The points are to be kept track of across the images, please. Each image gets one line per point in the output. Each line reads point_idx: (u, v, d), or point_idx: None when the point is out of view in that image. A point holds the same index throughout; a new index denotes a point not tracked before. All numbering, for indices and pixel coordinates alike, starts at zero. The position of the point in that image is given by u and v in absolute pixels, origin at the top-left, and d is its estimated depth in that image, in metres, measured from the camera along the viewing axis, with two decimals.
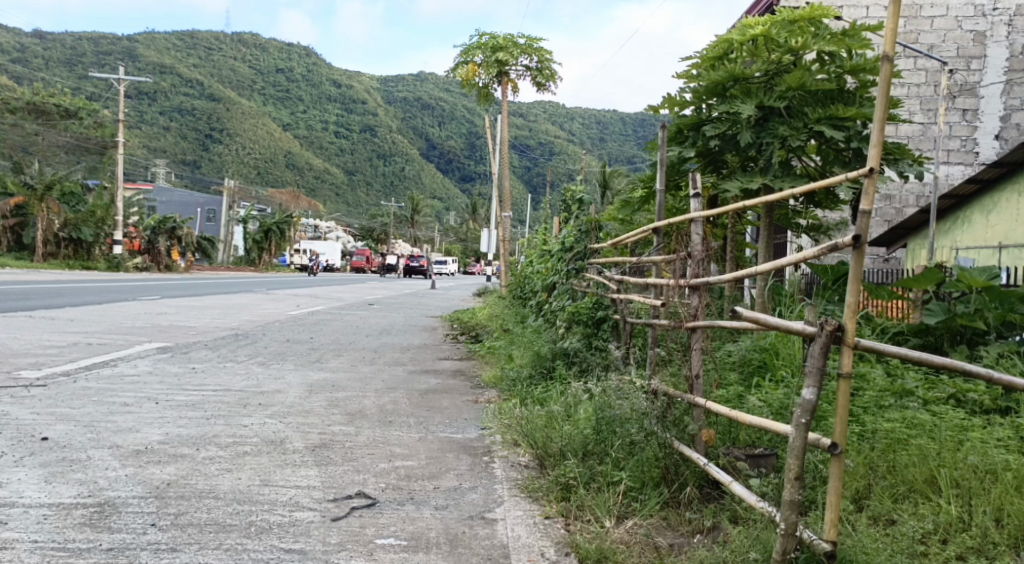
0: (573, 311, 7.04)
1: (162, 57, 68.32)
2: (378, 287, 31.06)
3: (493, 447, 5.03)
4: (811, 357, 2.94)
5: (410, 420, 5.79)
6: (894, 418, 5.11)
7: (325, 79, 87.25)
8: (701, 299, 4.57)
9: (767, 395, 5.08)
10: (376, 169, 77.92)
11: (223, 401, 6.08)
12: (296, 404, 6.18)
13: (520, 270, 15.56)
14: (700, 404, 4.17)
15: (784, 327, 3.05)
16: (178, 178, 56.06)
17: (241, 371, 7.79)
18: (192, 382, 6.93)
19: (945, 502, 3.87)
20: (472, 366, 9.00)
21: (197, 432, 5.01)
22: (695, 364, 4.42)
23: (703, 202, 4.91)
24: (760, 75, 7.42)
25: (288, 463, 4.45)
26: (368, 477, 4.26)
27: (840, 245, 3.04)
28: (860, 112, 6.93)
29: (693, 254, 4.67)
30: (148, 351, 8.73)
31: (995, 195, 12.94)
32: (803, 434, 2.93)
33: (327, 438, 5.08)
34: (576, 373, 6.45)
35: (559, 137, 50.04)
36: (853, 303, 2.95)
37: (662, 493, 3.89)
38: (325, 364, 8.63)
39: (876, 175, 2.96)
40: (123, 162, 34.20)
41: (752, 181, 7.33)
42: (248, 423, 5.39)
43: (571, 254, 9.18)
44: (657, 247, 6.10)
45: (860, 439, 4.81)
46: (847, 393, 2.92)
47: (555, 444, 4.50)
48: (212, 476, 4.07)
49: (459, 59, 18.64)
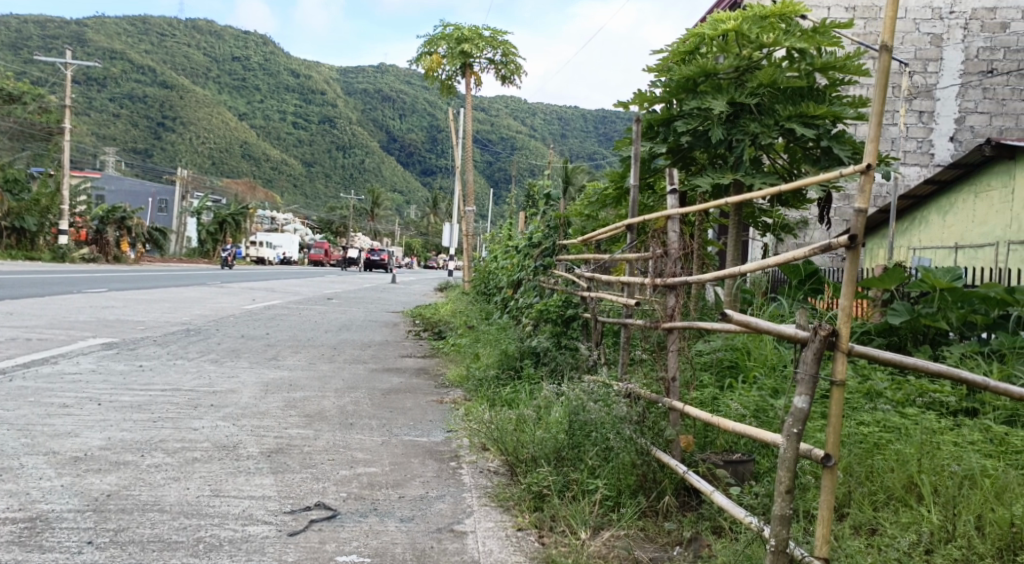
0: (541, 309, 6.89)
1: (113, 43, 66.63)
2: (338, 281, 30.53)
3: (460, 452, 4.82)
4: (803, 364, 2.73)
5: (372, 423, 5.54)
6: (868, 422, 4.96)
7: (283, 68, 85.98)
8: (677, 299, 4.40)
9: (743, 398, 4.93)
10: (335, 161, 76.94)
11: (172, 402, 5.77)
12: (250, 405, 5.90)
13: (483, 265, 15.33)
14: (677, 408, 3.99)
15: (774, 331, 2.83)
16: (129, 167, 54.72)
17: (192, 369, 7.46)
18: (138, 381, 6.60)
19: (927, 510, 3.60)
20: (436, 364, 8.76)
21: (143, 437, 4.71)
22: (670, 366, 4.24)
23: (680, 199, 4.78)
24: (730, 70, 7.21)
25: (241, 470, 4.18)
26: (327, 486, 4.01)
27: (832, 246, 2.78)
28: (831, 111, 6.84)
29: (670, 252, 4.51)
30: (92, 347, 8.34)
31: (951, 196, 12.95)
32: (793, 444, 2.74)
33: (284, 443, 4.81)
34: (547, 375, 6.25)
35: (521, 132, 50.36)
36: (847, 306, 2.72)
37: (640, 502, 3.72)
38: (282, 361, 8.33)
39: (872, 172, 2.71)
40: (68, 149, 33.22)
41: (723, 178, 7.19)
42: (199, 426, 5.09)
43: (538, 250, 9.02)
44: (631, 244, 5.92)
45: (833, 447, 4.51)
46: (840, 402, 2.72)
47: (527, 450, 4.31)
48: (157, 486, 3.80)
49: (423, 49, 18.29)
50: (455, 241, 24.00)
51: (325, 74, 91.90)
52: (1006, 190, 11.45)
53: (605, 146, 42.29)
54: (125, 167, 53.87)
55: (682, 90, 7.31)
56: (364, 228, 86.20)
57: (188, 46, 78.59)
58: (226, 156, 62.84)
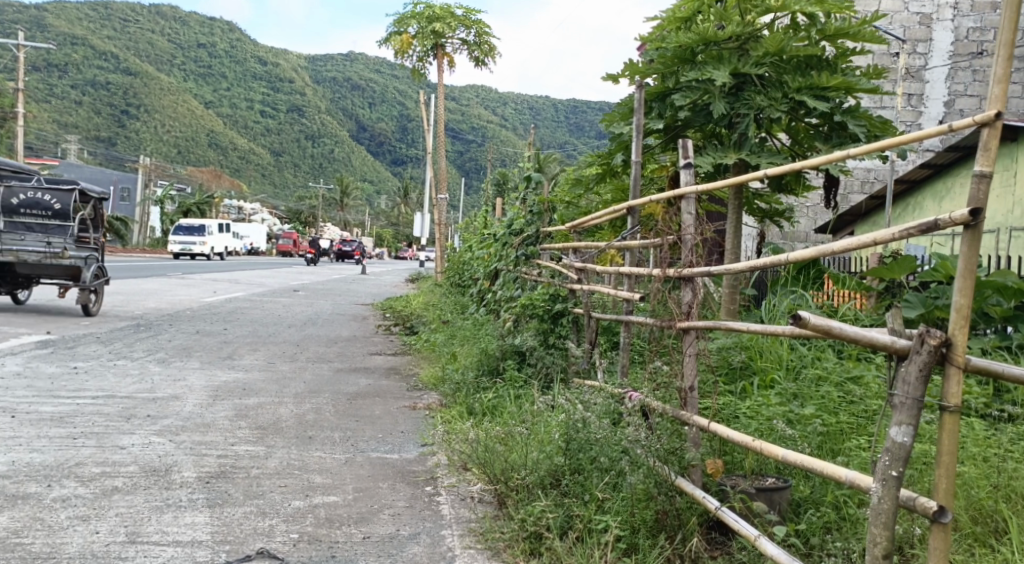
0: (526, 302, 6.19)
1: (72, 28, 64.50)
2: (305, 272, 29.50)
3: (438, 473, 4.09)
4: (900, 384, 2.06)
5: (336, 436, 4.78)
6: None
7: (250, 55, 84.28)
8: (695, 292, 3.72)
9: (762, 406, 4.26)
10: (304, 150, 75.56)
11: (101, 413, 4.97)
12: (194, 415, 5.12)
13: (457, 255, 14.58)
14: (701, 425, 3.33)
15: (861, 338, 2.13)
16: (91, 155, 52.95)
17: (133, 371, 6.63)
18: (66, 387, 5.77)
19: (1012, 552, 2.95)
20: (408, 363, 8.01)
21: (55, 460, 3.92)
22: (687, 373, 3.57)
23: (693, 175, 4.10)
24: (731, 39, 6.48)
25: (170, 504, 3.41)
26: (275, 523, 3.28)
27: (936, 227, 2.12)
28: (847, 82, 6.15)
29: (686, 239, 3.82)
30: (23, 347, 7.45)
31: (948, 179, 11.86)
32: (890, 491, 2.08)
33: (227, 465, 4.05)
34: (534, 380, 5.53)
35: (492, 122, 51.02)
36: (962, 302, 2.06)
37: (663, 546, 3.01)
38: (236, 361, 7.51)
39: (999, 123, 2.08)
40: (21, 136, 31.60)
41: (726, 158, 6.50)
42: (128, 444, 4.30)
43: (519, 238, 8.20)
44: (633, 229, 5.18)
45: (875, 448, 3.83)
46: (952, 432, 2.06)
47: (518, 475, 3.61)
48: (58, 530, 3.03)
49: (392, 28, 17.41)
50: (428, 231, 23.09)
51: (294, 61, 90.31)
52: (1008, 171, 10.81)
53: (578, 136, 41.37)
54: (87, 155, 51.89)
55: (678, 60, 6.55)
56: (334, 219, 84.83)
57: (151, 31, 76.46)
58: (192, 145, 61.23)
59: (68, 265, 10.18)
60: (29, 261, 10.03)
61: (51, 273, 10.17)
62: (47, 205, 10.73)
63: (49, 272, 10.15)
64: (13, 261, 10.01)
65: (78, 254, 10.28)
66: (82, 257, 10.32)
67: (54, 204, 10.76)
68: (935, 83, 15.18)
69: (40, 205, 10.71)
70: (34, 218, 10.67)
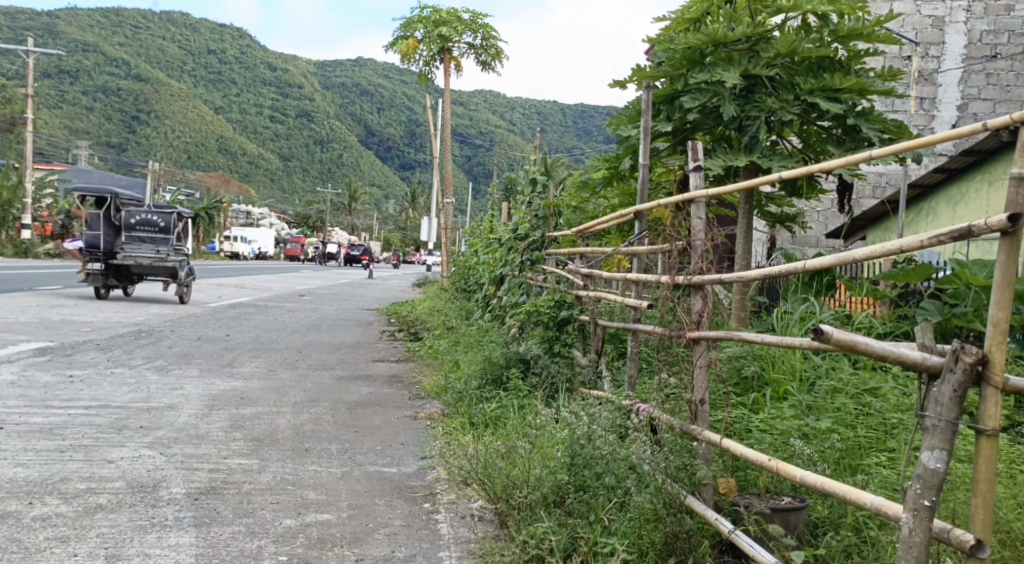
0: (530, 310, 6.04)
1: (84, 35, 64.80)
2: (312, 277, 29.40)
3: (437, 489, 3.93)
4: (932, 404, 1.88)
5: (332, 448, 4.63)
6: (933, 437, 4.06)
7: (260, 61, 84.50)
8: (706, 301, 3.54)
9: (775, 420, 4.07)
10: (313, 155, 75.68)
11: (92, 424, 4.83)
12: (188, 426, 4.98)
13: (462, 260, 14.41)
14: (713, 441, 3.16)
15: (889, 354, 1.95)
16: (101, 161, 53.06)
17: (130, 379, 6.51)
18: (60, 397, 5.64)
19: None
20: (412, 371, 7.85)
21: (40, 475, 3.78)
22: (697, 386, 3.40)
23: (704, 179, 3.92)
24: (741, 40, 6.30)
25: (154, 524, 3.25)
26: (263, 545, 3.12)
27: (971, 233, 1.93)
28: (860, 83, 5.96)
29: (695, 245, 3.64)
30: (22, 354, 7.35)
31: (962, 184, 11.64)
32: (923, 522, 1.91)
33: (217, 480, 3.89)
34: (538, 389, 5.35)
35: (500, 127, 50.94)
36: (1000, 316, 1.89)
37: None
38: (236, 369, 7.38)
39: None
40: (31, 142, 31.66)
41: (737, 161, 6.30)
42: (116, 457, 4.15)
43: (524, 243, 8.08)
44: (640, 234, 4.98)
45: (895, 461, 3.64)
46: (990, 459, 1.88)
47: (520, 493, 3.44)
48: (34, 553, 2.88)
49: (398, 32, 17.29)
50: (435, 235, 22.96)
51: (303, 66, 90.52)
52: None
53: (585, 141, 41.28)
54: (98, 161, 52.08)
55: (686, 62, 6.38)
56: (343, 224, 84.87)
57: (162, 38, 76.77)
58: (202, 150, 61.36)
59: (169, 267, 14.00)
60: (144, 263, 13.97)
61: (157, 273, 14.05)
62: (155, 223, 14.32)
63: (156, 271, 14.03)
64: (131, 263, 13.94)
65: (178, 258, 14.09)
66: (179, 261, 14.09)
67: (161, 222, 14.37)
68: (949, 86, 14.91)
69: (150, 225, 14.33)
70: (145, 233, 14.31)
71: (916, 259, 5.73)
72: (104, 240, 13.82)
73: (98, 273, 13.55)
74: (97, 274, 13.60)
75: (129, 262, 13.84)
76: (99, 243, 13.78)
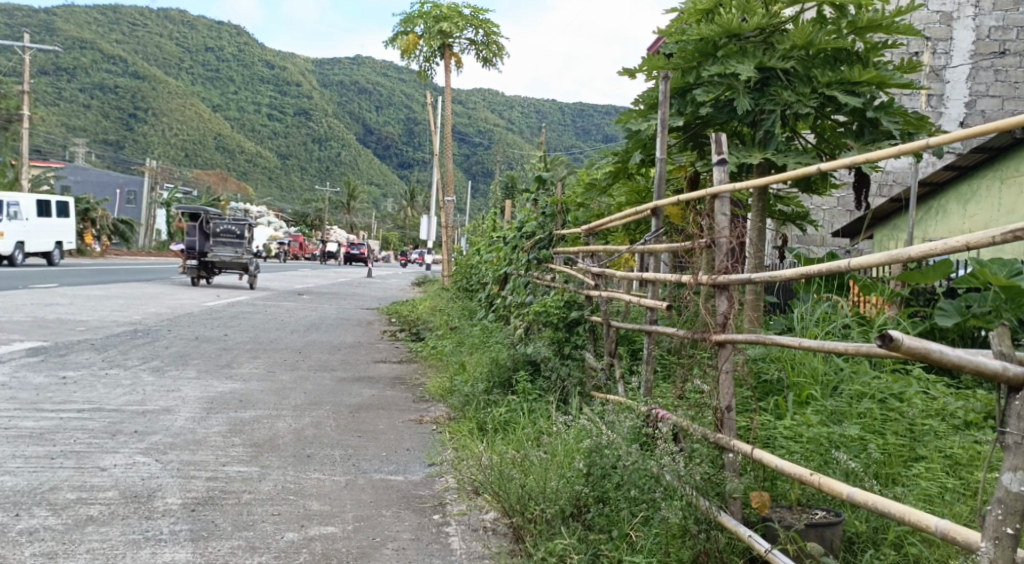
0: (539, 310, 5.82)
1: (81, 32, 64.47)
2: (311, 276, 29.20)
3: (446, 500, 3.73)
4: (1014, 420, 1.73)
5: (336, 455, 4.43)
6: (964, 441, 3.85)
7: (257, 59, 84.19)
8: (731, 302, 3.34)
9: (802, 426, 3.87)
10: (311, 153, 75.40)
11: (85, 429, 4.63)
12: (185, 432, 4.77)
13: (463, 259, 14.21)
14: (745, 452, 2.95)
15: (966, 365, 1.76)
16: (99, 159, 52.72)
17: (125, 380, 6.32)
18: (52, 399, 5.44)
19: None
20: (415, 372, 7.65)
21: (29, 484, 3.58)
22: (724, 392, 3.20)
23: (728, 174, 3.74)
24: (756, 31, 6.10)
25: (148, 539, 3.05)
26: (265, 561, 2.92)
27: None
28: (880, 76, 5.76)
29: (721, 243, 3.44)
30: (14, 355, 7.13)
31: (972, 181, 11.43)
32: (1006, 552, 1.75)
33: (215, 490, 3.68)
34: (549, 393, 5.14)
35: (499, 125, 50.82)
36: None
37: None
38: (235, 370, 7.18)
39: None
40: (25, 139, 31.39)
41: (752, 157, 6.08)
42: (109, 465, 3.95)
43: (531, 242, 7.88)
44: (657, 231, 4.78)
45: (928, 470, 3.44)
46: None
47: (537, 505, 3.25)
48: None
49: (399, 28, 17.10)
50: (435, 234, 22.72)
51: (301, 64, 90.30)
52: None
53: (584, 139, 41.12)
54: (95, 158, 51.73)
55: (700, 54, 6.18)
56: (341, 222, 84.81)
57: (160, 35, 76.50)
58: (200, 148, 61.07)
59: (243, 263, 18.80)
60: (225, 260, 18.87)
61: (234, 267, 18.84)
62: (234, 232, 19.10)
63: (234, 266, 18.83)
64: (216, 260, 18.87)
65: (248, 257, 18.89)
66: (249, 259, 18.82)
67: (237, 230, 19.06)
68: (956, 84, 14.77)
69: (230, 232, 19.16)
70: (227, 238, 19.19)
71: (935, 257, 5.54)
72: (197, 244, 18.77)
73: (193, 268, 18.61)
74: (192, 269, 18.67)
75: (215, 260, 18.83)
76: (195, 247, 18.78)
